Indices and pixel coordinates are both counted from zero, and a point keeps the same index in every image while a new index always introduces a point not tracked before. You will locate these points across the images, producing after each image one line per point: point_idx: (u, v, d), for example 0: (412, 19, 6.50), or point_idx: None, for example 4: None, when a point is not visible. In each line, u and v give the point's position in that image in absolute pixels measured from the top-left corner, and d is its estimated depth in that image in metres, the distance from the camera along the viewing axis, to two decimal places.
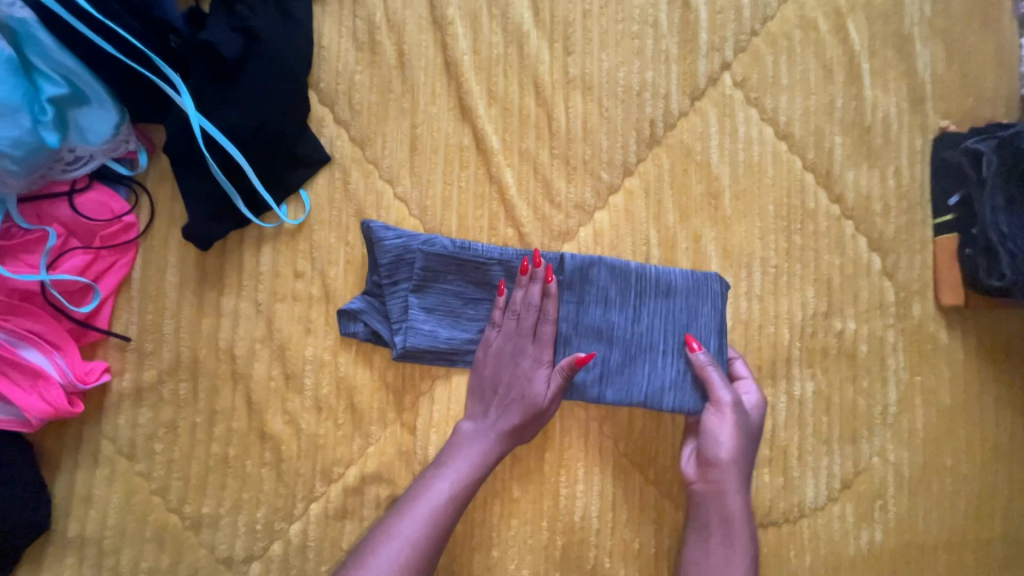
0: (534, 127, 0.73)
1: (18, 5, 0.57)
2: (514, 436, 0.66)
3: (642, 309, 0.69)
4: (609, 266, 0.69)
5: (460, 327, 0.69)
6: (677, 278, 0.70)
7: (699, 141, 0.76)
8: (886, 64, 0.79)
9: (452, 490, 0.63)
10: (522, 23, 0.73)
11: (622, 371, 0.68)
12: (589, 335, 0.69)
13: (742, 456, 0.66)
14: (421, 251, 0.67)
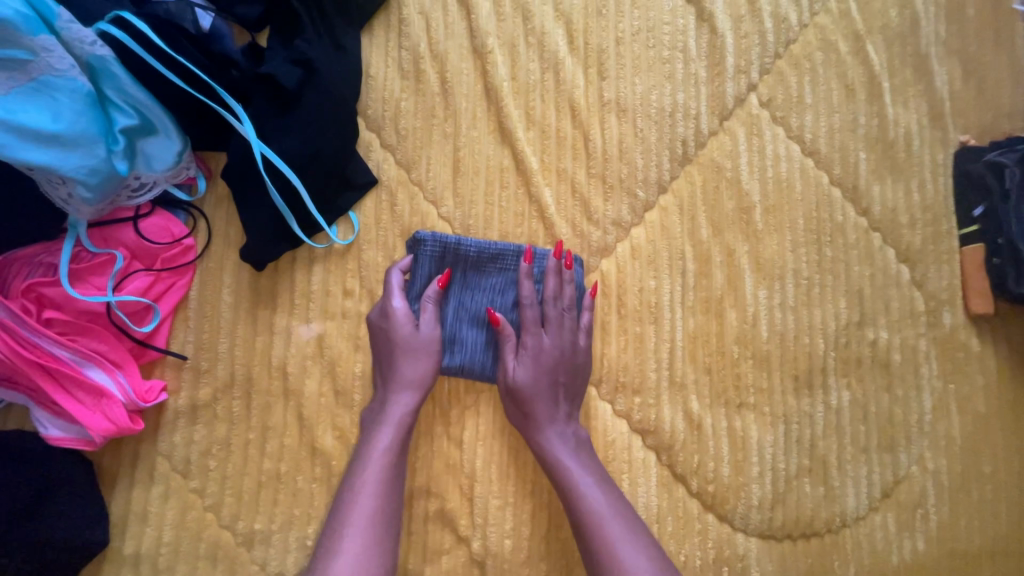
0: (571, 148, 0.76)
1: (98, 43, 0.59)
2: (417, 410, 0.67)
3: (482, 288, 0.72)
4: (477, 249, 0.71)
5: (469, 313, 0.72)
6: (475, 253, 0.71)
7: (729, 159, 0.79)
8: (906, 83, 0.82)
9: (388, 478, 0.63)
10: (558, 50, 0.77)
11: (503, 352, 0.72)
12: (480, 324, 0.72)
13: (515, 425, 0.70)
14: (443, 246, 0.70)
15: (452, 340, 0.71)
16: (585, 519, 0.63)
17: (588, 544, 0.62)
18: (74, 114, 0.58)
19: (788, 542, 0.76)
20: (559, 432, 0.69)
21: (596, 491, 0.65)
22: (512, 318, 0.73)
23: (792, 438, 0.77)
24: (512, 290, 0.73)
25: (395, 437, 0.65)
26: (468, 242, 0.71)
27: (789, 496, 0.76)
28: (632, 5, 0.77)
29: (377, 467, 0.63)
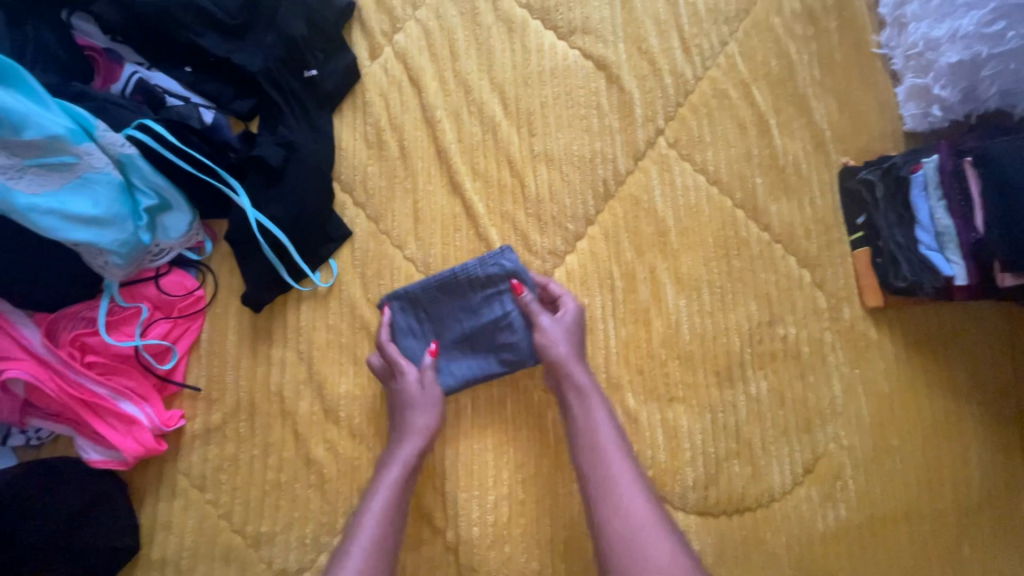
0: (511, 194, 0.92)
1: (126, 144, 0.75)
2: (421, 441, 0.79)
3: (446, 316, 0.85)
4: (427, 283, 0.84)
5: (444, 339, 0.85)
6: (428, 287, 0.84)
7: (645, 192, 0.94)
8: (790, 118, 0.98)
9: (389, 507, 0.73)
10: (495, 115, 0.93)
11: (477, 361, 0.85)
12: (454, 346, 0.85)
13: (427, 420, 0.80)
14: (404, 296, 0.84)
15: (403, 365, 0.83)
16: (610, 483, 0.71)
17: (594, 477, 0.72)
18: (109, 200, 0.74)
19: (723, 517, 0.87)
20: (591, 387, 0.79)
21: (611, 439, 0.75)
22: (478, 328, 0.84)
23: (718, 425, 0.89)
24: (469, 307, 0.84)
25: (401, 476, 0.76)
26: (416, 285, 0.84)
27: (721, 476, 0.88)
28: (553, 75, 0.95)
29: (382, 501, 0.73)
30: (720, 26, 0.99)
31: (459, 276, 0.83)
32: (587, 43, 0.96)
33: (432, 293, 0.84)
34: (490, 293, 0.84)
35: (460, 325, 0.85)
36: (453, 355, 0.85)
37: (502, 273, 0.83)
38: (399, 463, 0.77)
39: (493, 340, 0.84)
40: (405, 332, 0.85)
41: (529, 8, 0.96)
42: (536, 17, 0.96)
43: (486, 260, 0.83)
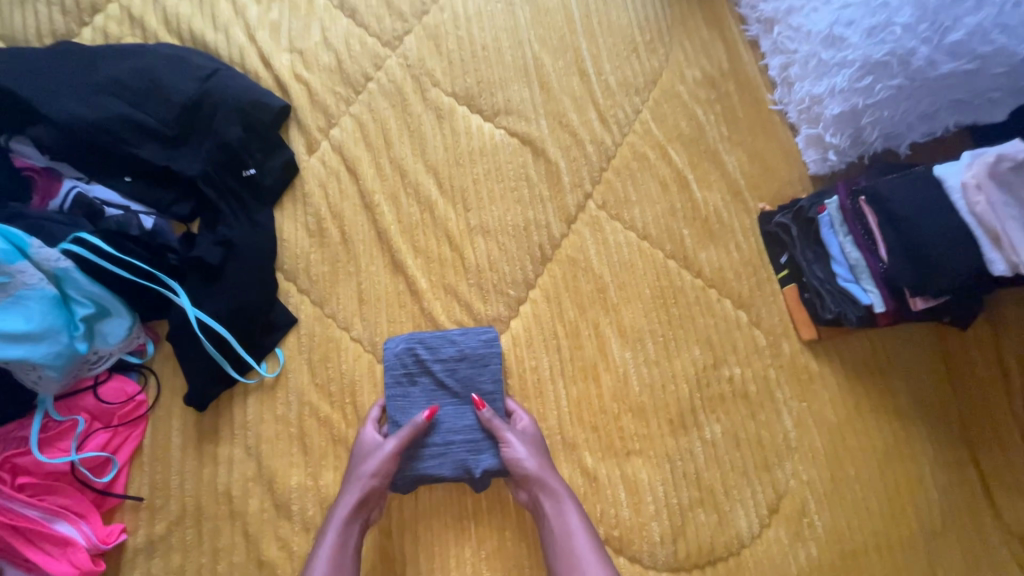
0: (451, 266, 0.95)
1: (62, 258, 0.77)
2: (391, 461, 0.79)
3: (420, 404, 0.85)
4: (392, 405, 0.85)
5: (441, 408, 0.85)
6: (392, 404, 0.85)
7: (580, 253, 0.99)
8: (706, 172, 1.06)
9: (348, 518, 0.75)
10: (431, 195, 0.99)
11: (457, 381, 0.86)
12: (439, 397, 0.86)
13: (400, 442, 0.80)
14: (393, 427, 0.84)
15: (465, 443, 0.83)
16: (567, 544, 0.74)
17: (557, 550, 0.75)
18: (42, 314, 0.74)
19: (697, 571, 0.85)
20: (554, 476, 0.80)
21: (574, 517, 0.76)
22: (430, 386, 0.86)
23: (678, 473, 0.89)
24: (408, 383, 0.86)
25: (374, 478, 0.77)
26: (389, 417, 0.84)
27: (687, 527, 0.87)
28: (482, 154, 1.01)
29: (338, 525, 0.75)
30: (632, 97, 1.09)
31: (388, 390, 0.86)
32: (511, 122, 1.04)
33: (394, 407, 0.84)
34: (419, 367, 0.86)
35: (446, 403, 0.85)
36: (446, 402, 0.85)
37: (395, 357, 0.86)
38: (370, 469, 0.78)
39: (470, 377, 0.86)
40: (441, 451, 0.83)
41: (455, 96, 1.04)
42: (462, 103, 1.04)
43: (388, 370, 0.86)
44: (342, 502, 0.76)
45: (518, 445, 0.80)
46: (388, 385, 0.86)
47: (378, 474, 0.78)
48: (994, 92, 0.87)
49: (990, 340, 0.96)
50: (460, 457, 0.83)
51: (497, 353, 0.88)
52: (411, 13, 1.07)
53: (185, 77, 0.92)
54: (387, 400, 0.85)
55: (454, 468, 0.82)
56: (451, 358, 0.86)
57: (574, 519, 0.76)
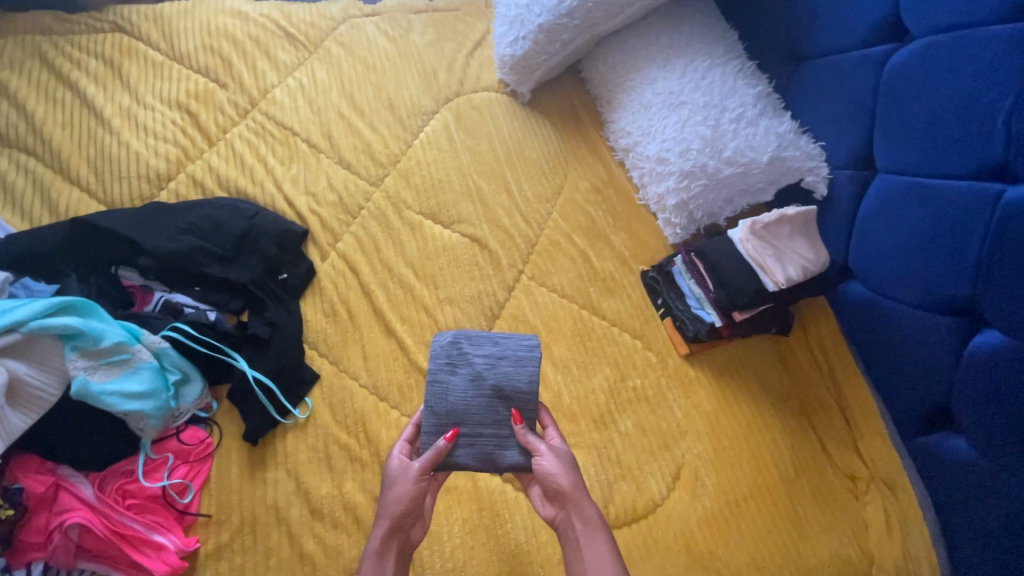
0: (429, 328, 1.35)
1: (162, 341, 1.12)
2: (426, 469, 1.01)
3: (459, 401, 1.08)
4: (436, 402, 1.08)
5: (477, 404, 1.08)
6: (436, 402, 1.08)
7: (519, 310, 1.41)
8: (601, 248, 1.53)
9: (383, 533, 0.96)
10: (411, 280, 1.41)
11: (495, 379, 1.09)
12: (477, 395, 1.08)
13: (437, 452, 1.02)
14: (436, 420, 1.07)
15: (495, 438, 1.08)
16: (589, 556, 0.94)
17: (577, 556, 0.96)
18: (150, 379, 1.08)
19: (626, 527, 1.18)
20: (587, 497, 0.99)
21: (601, 534, 0.96)
22: (471, 382, 1.09)
23: (603, 456, 1.24)
24: (452, 381, 1.09)
25: (413, 496, 0.98)
26: (433, 410, 1.08)
27: (615, 496, 1.21)
28: (444, 250, 1.46)
29: (379, 535, 0.96)
30: (544, 204, 1.59)
31: (433, 382, 1.09)
32: (462, 227, 1.50)
33: (438, 404, 1.08)
34: (464, 363, 1.10)
35: (480, 396, 1.09)
36: (483, 401, 1.08)
37: (440, 355, 1.10)
38: (405, 485, 1.00)
39: (505, 376, 1.09)
40: (474, 442, 1.07)
41: (423, 214, 1.51)
42: (428, 219, 1.51)
43: (435, 358, 1.11)
44: (378, 519, 0.98)
45: (553, 460, 1.02)
46: (433, 381, 1.09)
47: (416, 487, 0.99)
48: (762, 182, 1.38)
49: (805, 339, 1.39)
50: (490, 449, 1.07)
51: (535, 356, 1.11)
52: (388, 163, 1.58)
53: (236, 216, 1.34)
54: (431, 397, 1.09)
55: (484, 456, 1.07)
56: (491, 356, 1.10)
57: (602, 537, 0.96)
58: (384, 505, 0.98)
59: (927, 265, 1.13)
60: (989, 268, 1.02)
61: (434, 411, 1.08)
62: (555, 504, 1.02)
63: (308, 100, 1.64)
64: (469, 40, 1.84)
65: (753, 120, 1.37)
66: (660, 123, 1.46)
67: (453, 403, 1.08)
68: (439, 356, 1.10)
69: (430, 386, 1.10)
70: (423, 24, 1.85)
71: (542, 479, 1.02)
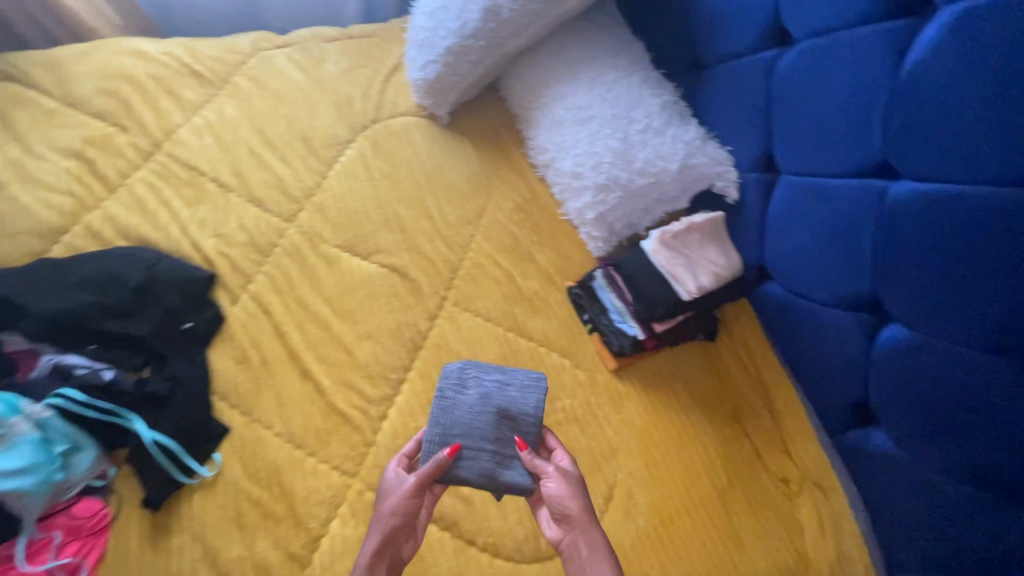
0: (347, 366, 1.29)
1: (45, 410, 1.09)
2: (422, 482, 1.02)
3: (462, 421, 1.10)
4: (440, 420, 1.10)
5: (480, 423, 1.10)
6: (440, 420, 1.10)
7: (443, 339, 1.37)
8: (525, 268, 1.50)
9: (378, 549, 0.98)
10: (328, 318, 1.36)
11: (501, 401, 1.12)
12: (481, 415, 1.10)
13: (435, 465, 1.04)
14: (438, 436, 1.09)
15: (495, 459, 1.08)
16: None
17: None
18: (29, 453, 1.05)
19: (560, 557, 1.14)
20: (592, 526, 0.99)
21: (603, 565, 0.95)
22: (478, 403, 1.12)
23: None
24: (460, 400, 1.12)
25: (405, 512, 1.00)
26: (436, 428, 1.10)
27: None
28: (363, 282, 1.41)
29: (372, 550, 0.98)
30: (467, 226, 1.56)
31: (440, 403, 1.12)
32: (381, 258, 1.46)
33: (441, 422, 1.10)
34: (472, 381, 1.13)
35: (485, 414, 1.11)
36: (487, 421, 1.10)
37: (451, 378, 1.14)
38: (400, 502, 1.01)
39: (513, 397, 1.11)
40: (473, 460, 1.08)
41: (340, 246, 1.47)
42: (345, 251, 1.46)
43: (445, 377, 1.14)
44: (372, 534, 0.99)
45: (560, 484, 1.02)
46: (441, 401, 1.12)
47: (411, 503, 1.01)
48: (675, 191, 1.38)
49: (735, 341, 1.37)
50: (484, 471, 1.07)
51: (541, 385, 1.13)
52: (302, 196, 1.53)
53: (134, 266, 1.27)
54: (436, 415, 1.11)
55: (487, 473, 1.08)
56: (497, 381, 1.14)
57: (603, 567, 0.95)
58: (377, 520, 1.00)
59: (831, 263, 1.14)
60: (883, 263, 1.03)
61: (438, 427, 1.10)
62: (560, 527, 1.03)
63: (216, 137, 1.59)
64: (386, 65, 1.81)
65: (660, 129, 1.37)
66: (573, 138, 1.46)
67: (460, 420, 1.10)
68: (450, 378, 1.14)
69: (435, 405, 1.12)
70: (337, 51, 1.81)
71: (548, 499, 1.02)
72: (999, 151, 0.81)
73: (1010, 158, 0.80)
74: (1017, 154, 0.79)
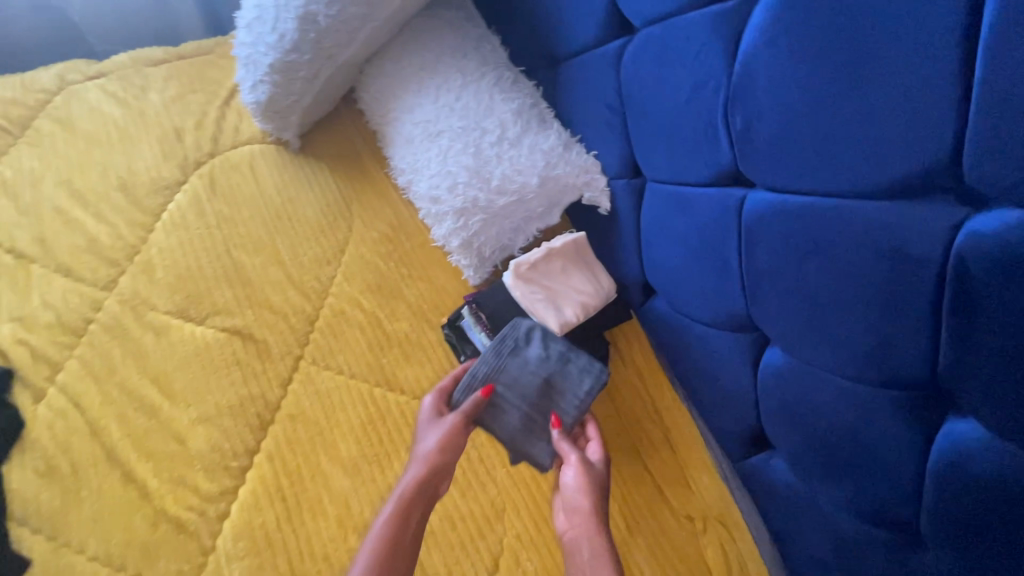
0: (179, 459, 1.11)
1: None
2: (450, 433, 1.04)
3: (509, 376, 1.10)
4: (484, 372, 1.10)
5: (523, 386, 1.10)
6: (484, 369, 1.10)
7: (297, 407, 1.19)
8: (394, 308, 1.32)
9: (392, 516, 0.96)
10: (155, 402, 1.16)
11: (552, 372, 1.10)
12: (524, 380, 1.10)
13: (467, 411, 1.06)
14: (476, 380, 1.10)
15: (520, 426, 1.09)
16: None
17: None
18: None
19: None
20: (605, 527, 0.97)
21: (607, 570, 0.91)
22: (536, 362, 1.10)
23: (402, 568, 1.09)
24: (523, 355, 1.11)
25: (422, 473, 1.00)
26: (479, 374, 1.10)
27: None
28: (197, 352, 1.22)
29: (384, 517, 0.96)
30: (324, 267, 1.36)
31: (494, 350, 1.11)
32: (220, 320, 1.26)
33: (482, 375, 1.10)
34: (537, 337, 1.12)
35: (537, 374, 1.10)
36: (531, 387, 1.10)
37: (520, 331, 1.12)
38: (419, 465, 1.01)
39: (568, 371, 1.10)
40: (499, 415, 1.09)
41: (170, 312, 1.26)
42: (177, 316, 1.26)
43: (515, 327, 1.14)
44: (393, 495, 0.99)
45: (587, 475, 1.01)
46: (499, 350, 1.11)
47: (437, 462, 1.01)
48: (541, 206, 1.23)
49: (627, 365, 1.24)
50: (506, 433, 1.09)
51: (596, 370, 1.10)
52: (123, 257, 1.31)
53: None
54: (478, 364, 1.10)
55: (513, 432, 1.09)
56: (562, 350, 1.12)
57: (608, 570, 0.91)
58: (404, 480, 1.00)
59: (704, 282, 0.99)
60: (752, 284, 0.88)
61: (483, 372, 1.10)
62: (567, 521, 1.01)
63: (14, 198, 1.35)
64: (224, 87, 1.57)
65: (515, 141, 1.21)
66: (424, 157, 1.27)
67: (513, 371, 1.10)
68: (517, 334, 1.12)
69: (488, 347, 1.11)
70: (163, 76, 1.56)
71: (565, 488, 1.03)
72: (858, 158, 0.66)
73: (859, 171, 0.67)
74: (867, 164, 0.65)
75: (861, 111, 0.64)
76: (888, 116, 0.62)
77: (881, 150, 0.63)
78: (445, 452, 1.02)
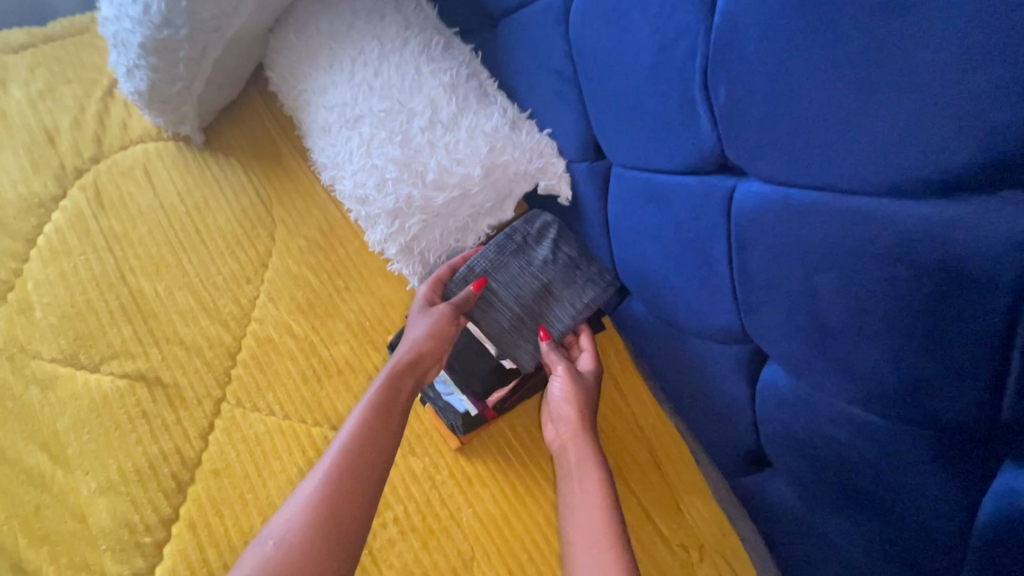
0: (82, 538, 0.95)
1: None
2: (437, 327, 0.95)
3: (505, 272, 1.02)
4: (485, 262, 1.03)
5: (519, 282, 1.02)
6: (485, 262, 1.03)
7: (221, 460, 1.01)
8: (330, 328, 1.12)
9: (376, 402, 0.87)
10: (48, 472, 0.99)
11: (556, 277, 1.03)
12: (519, 278, 1.02)
13: (455, 305, 0.98)
14: (469, 270, 1.03)
15: (508, 325, 1.01)
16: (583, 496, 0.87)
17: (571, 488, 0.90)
18: None
19: None
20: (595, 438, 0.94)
21: (597, 476, 0.88)
22: (540, 261, 1.03)
23: None
24: (530, 252, 1.04)
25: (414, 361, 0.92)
26: (476, 265, 1.03)
27: None
28: (94, 406, 1.03)
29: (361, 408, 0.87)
30: (243, 287, 1.14)
31: (500, 243, 1.04)
32: (119, 364, 1.06)
33: (483, 265, 1.03)
34: (547, 241, 1.04)
35: (536, 273, 1.02)
36: (529, 286, 1.02)
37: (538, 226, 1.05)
38: (407, 352, 0.92)
39: (575, 278, 1.02)
40: (487, 309, 1.02)
41: (58, 359, 1.06)
42: (67, 364, 1.06)
43: (527, 220, 1.06)
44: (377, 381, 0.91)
45: (579, 386, 0.97)
46: (505, 240, 1.04)
47: (424, 354, 0.93)
48: (490, 201, 1.03)
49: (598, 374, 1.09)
50: (490, 331, 1.01)
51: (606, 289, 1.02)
52: None
53: None
54: (486, 253, 1.03)
55: (502, 331, 1.01)
56: (576, 256, 1.04)
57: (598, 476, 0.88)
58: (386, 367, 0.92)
59: (688, 288, 0.81)
60: (746, 297, 0.71)
61: (481, 264, 1.03)
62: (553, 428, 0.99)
63: None
64: (105, 74, 1.30)
65: (450, 124, 0.99)
66: (345, 149, 1.04)
67: (513, 268, 1.03)
68: (530, 229, 1.05)
69: (503, 235, 1.04)
70: (26, 66, 1.28)
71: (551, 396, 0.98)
72: (899, 138, 0.48)
73: (903, 155, 0.48)
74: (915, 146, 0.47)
75: (901, 71, 0.46)
76: (942, 75, 0.44)
77: (935, 128, 0.46)
78: (432, 345, 0.94)
